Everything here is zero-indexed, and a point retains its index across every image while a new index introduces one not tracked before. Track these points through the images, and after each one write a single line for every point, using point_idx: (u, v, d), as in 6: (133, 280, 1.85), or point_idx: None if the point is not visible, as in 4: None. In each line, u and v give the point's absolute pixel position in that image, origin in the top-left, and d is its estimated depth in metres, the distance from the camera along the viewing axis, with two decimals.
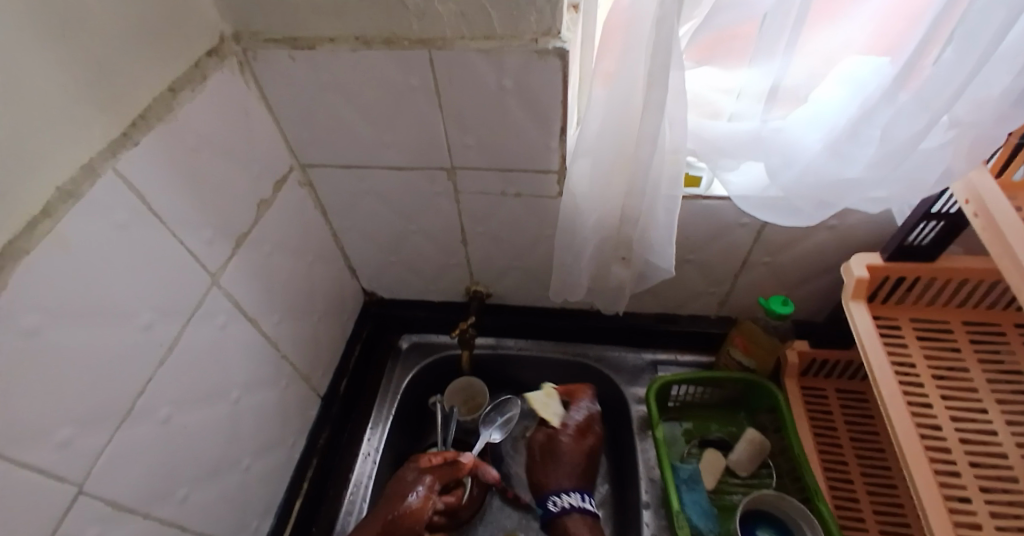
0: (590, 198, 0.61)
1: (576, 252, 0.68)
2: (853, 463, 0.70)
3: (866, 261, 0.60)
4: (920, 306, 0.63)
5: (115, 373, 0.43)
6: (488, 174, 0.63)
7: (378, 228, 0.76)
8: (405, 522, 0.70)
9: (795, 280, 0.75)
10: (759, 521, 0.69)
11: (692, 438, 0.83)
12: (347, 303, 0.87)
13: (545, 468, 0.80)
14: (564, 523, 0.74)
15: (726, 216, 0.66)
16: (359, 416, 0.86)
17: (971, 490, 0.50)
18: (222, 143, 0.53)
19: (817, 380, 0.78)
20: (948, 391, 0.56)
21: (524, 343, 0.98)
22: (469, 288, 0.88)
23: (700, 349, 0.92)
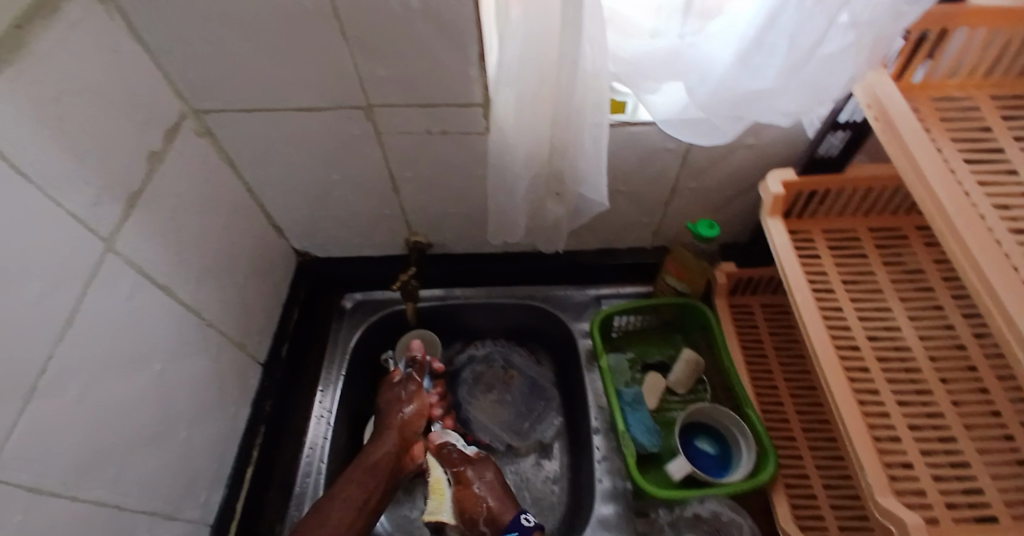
0: (515, 133, 0.59)
1: (509, 191, 0.66)
2: (778, 369, 0.76)
3: (783, 177, 0.62)
4: (831, 218, 0.67)
5: (11, 349, 0.38)
6: (407, 111, 0.60)
7: (298, 178, 0.72)
8: (410, 428, 0.81)
9: (720, 203, 0.77)
10: (696, 433, 0.75)
11: (635, 364, 0.87)
12: (277, 263, 0.83)
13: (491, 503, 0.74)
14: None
15: (653, 142, 0.66)
16: (308, 379, 0.84)
17: (879, 383, 0.55)
18: (92, 83, 0.46)
19: (744, 297, 0.83)
20: (856, 294, 0.61)
21: (470, 291, 0.98)
22: (408, 239, 0.85)
23: (639, 281, 0.96)
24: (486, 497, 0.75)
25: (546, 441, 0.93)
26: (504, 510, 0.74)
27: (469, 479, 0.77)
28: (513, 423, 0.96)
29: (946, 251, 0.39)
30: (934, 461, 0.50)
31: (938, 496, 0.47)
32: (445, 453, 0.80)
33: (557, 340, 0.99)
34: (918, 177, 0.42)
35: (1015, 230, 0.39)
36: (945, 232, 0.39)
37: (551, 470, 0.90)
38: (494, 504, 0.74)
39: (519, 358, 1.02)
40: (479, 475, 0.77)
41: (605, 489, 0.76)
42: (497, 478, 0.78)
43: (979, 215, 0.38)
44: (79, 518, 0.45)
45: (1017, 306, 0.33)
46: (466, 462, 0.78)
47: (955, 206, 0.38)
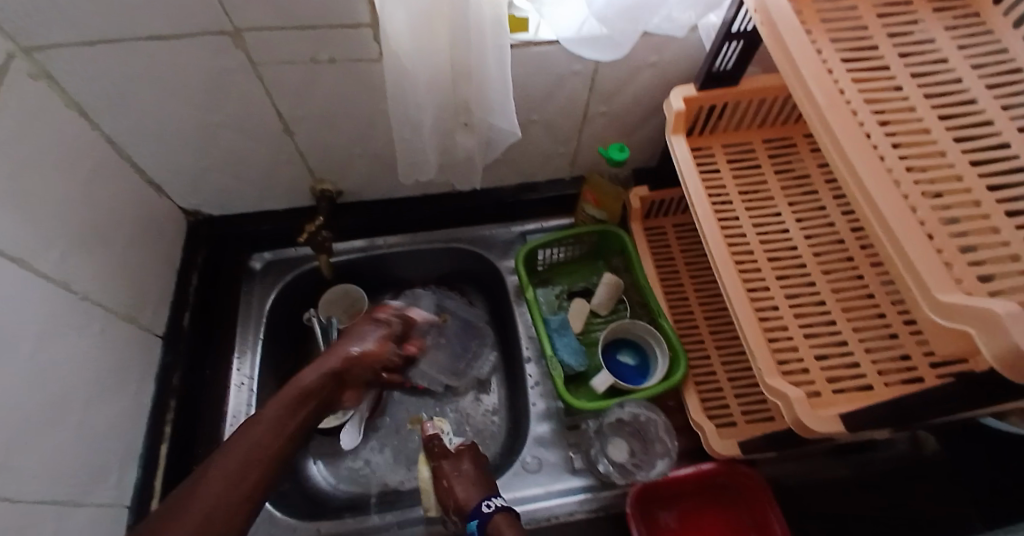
0: (417, 59, 0.54)
1: (415, 125, 0.61)
2: (689, 282, 0.82)
3: (684, 94, 0.64)
4: (729, 133, 0.70)
5: None
6: (288, 36, 0.53)
7: (170, 122, 0.63)
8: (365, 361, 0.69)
9: (630, 127, 0.78)
10: (619, 347, 0.80)
11: (561, 293, 0.90)
12: (162, 225, 0.74)
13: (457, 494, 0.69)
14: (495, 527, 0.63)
15: (559, 64, 0.64)
16: (220, 345, 0.79)
17: (769, 280, 0.60)
18: None
19: (657, 219, 0.87)
20: (751, 203, 0.66)
21: (393, 239, 0.94)
22: (315, 188, 0.79)
23: (561, 213, 0.97)
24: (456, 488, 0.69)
25: (483, 377, 0.95)
26: (467, 498, 0.68)
27: (446, 472, 0.71)
28: (449, 365, 0.97)
29: (818, 144, 0.42)
30: (816, 342, 0.56)
31: (820, 371, 0.53)
32: (427, 445, 0.75)
33: (486, 279, 0.99)
34: (795, 77, 0.43)
35: (879, 121, 0.42)
36: (815, 126, 0.42)
37: (490, 403, 0.93)
38: (461, 496, 0.68)
39: (451, 301, 1.01)
40: (454, 462, 0.72)
41: (540, 411, 0.79)
42: (473, 469, 0.72)
43: (844, 107, 0.41)
44: None
45: (917, 249, 0.33)
46: (444, 456, 0.73)
47: (823, 100, 0.41)
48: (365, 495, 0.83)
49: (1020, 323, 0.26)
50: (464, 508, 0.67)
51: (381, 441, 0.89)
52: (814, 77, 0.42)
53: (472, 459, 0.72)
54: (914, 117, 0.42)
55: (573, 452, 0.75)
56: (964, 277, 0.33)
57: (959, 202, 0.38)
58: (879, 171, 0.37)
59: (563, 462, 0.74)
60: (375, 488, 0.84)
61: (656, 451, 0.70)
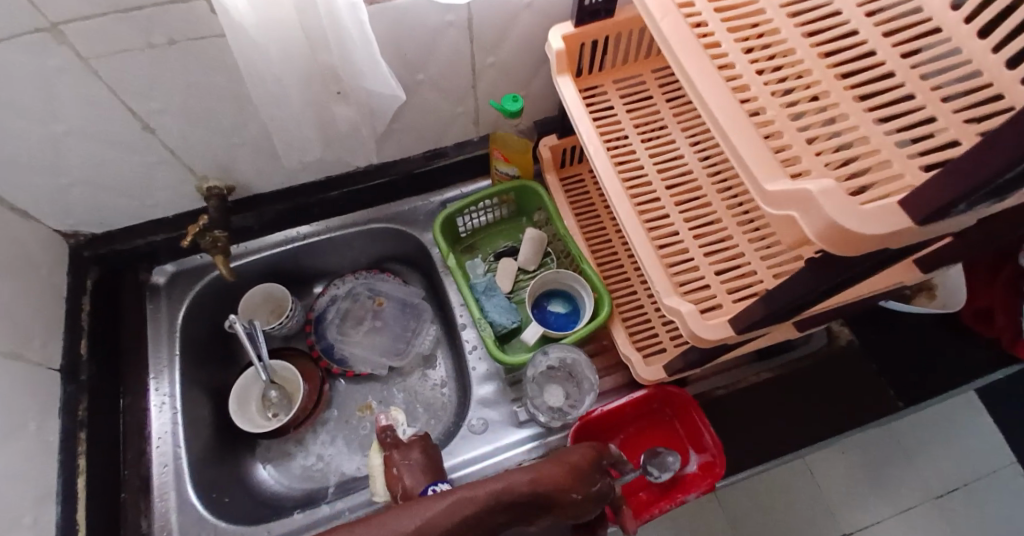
0: (268, 31, 0.50)
1: (282, 104, 0.58)
2: (609, 222, 0.82)
3: (563, 32, 0.62)
4: (618, 68, 0.69)
5: None
6: (111, 22, 0.48)
7: (10, 139, 0.56)
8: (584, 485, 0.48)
9: (525, 76, 0.76)
10: (548, 298, 0.80)
11: (488, 255, 0.89)
12: (37, 255, 0.68)
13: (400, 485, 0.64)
14: None
15: (429, 16, 0.60)
16: (134, 368, 0.76)
17: (668, 207, 0.61)
18: None
19: (574, 167, 0.86)
20: (646, 135, 0.66)
21: (308, 228, 0.91)
22: (201, 188, 0.74)
23: (477, 175, 0.95)
24: (404, 477, 0.64)
25: (426, 352, 0.94)
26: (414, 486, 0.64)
27: (395, 461, 0.67)
28: (392, 346, 0.95)
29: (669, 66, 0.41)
30: (716, 259, 0.57)
31: (720, 285, 0.55)
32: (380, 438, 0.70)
33: (415, 254, 0.98)
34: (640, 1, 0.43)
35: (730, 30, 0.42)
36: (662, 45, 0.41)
37: (437, 377, 0.93)
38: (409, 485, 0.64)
39: (385, 284, 0.98)
40: (404, 452, 0.67)
41: (481, 374, 0.80)
42: (424, 457, 0.67)
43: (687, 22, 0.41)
44: None
45: (750, 150, 0.34)
46: (394, 445, 0.69)
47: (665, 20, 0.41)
48: (322, 489, 0.83)
49: (835, 197, 0.26)
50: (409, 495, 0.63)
51: (330, 434, 0.87)
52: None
53: (423, 449, 0.68)
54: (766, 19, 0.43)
55: (516, 406, 0.76)
56: (813, 168, 0.34)
57: (807, 96, 0.38)
58: (719, 79, 0.38)
59: (508, 417, 0.75)
60: (332, 480, 0.83)
61: (585, 389, 0.71)
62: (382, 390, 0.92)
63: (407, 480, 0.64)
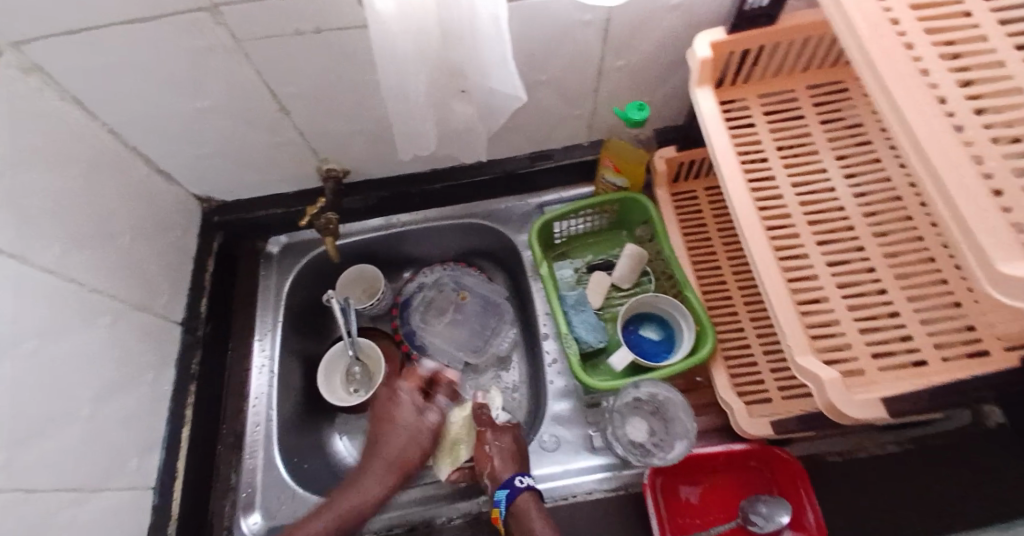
0: (402, 24, 0.49)
1: (407, 97, 0.58)
2: (721, 249, 0.76)
3: (712, 39, 0.57)
4: (766, 80, 0.64)
5: None
6: (260, 8, 0.50)
7: (166, 109, 0.62)
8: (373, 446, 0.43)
9: (652, 82, 0.71)
10: (642, 321, 0.75)
11: (581, 266, 0.86)
12: (173, 215, 0.75)
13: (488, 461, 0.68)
14: (518, 509, 0.61)
15: (563, 15, 0.57)
16: (240, 329, 0.83)
17: (809, 246, 0.55)
18: None
19: (687, 183, 0.81)
20: (791, 160, 0.60)
21: (408, 216, 0.93)
22: (320, 168, 0.78)
23: (581, 181, 0.91)
24: (494, 457, 0.68)
25: (503, 354, 0.93)
26: (502, 468, 0.67)
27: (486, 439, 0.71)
28: (469, 342, 0.95)
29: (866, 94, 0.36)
30: (862, 315, 0.52)
31: (863, 348, 0.50)
32: (476, 414, 0.76)
33: (504, 253, 0.97)
34: (837, 11, 0.38)
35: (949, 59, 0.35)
36: (858, 65, 0.36)
37: (510, 380, 0.92)
38: (498, 466, 0.67)
39: (470, 278, 0.99)
40: (496, 435, 0.71)
41: (558, 389, 0.77)
42: (514, 445, 0.70)
43: (898, 42, 0.35)
44: None
45: (974, 210, 0.28)
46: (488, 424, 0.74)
47: (869, 34, 0.35)
48: None
49: None
50: (495, 476, 0.66)
51: None
52: (864, 17, 0.36)
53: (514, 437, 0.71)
54: (990, 52, 0.36)
55: (592, 431, 0.73)
56: None
57: None
58: (938, 115, 0.32)
59: (582, 440, 0.72)
60: None
61: (677, 433, 0.63)
62: (453, 384, 0.92)
63: (496, 461, 0.67)
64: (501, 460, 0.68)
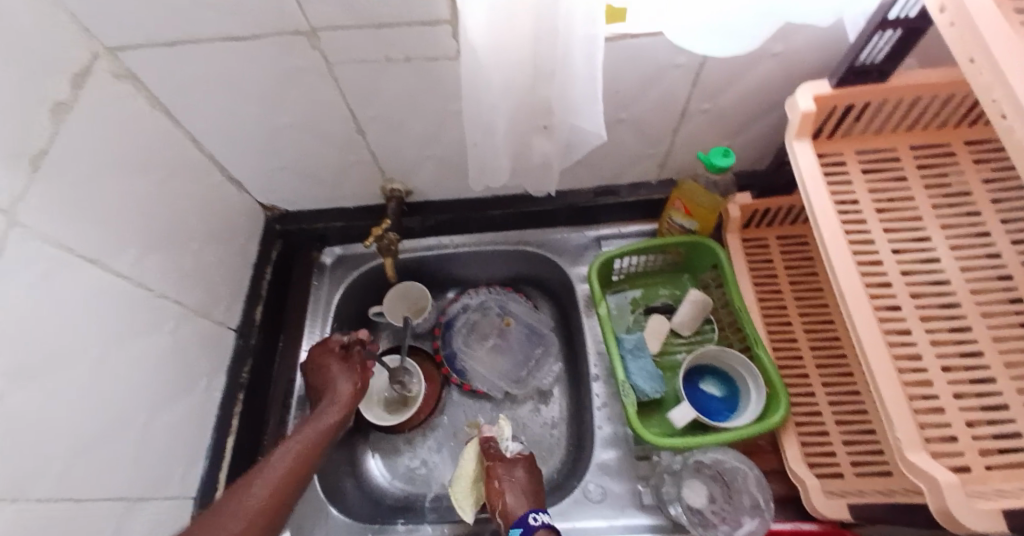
0: (495, 56, 0.48)
1: (486, 129, 0.56)
2: (792, 306, 0.71)
3: (814, 91, 0.54)
4: (867, 135, 0.60)
5: None
6: (360, 35, 0.49)
7: (246, 123, 0.62)
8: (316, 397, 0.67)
9: (735, 127, 0.68)
10: (701, 374, 0.72)
11: (638, 306, 0.82)
12: (239, 223, 0.75)
13: (501, 497, 0.66)
14: None
15: (658, 56, 0.54)
16: (289, 336, 0.82)
17: (910, 321, 0.51)
18: None
19: (760, 230, 0.76)
20: (890, 223, 0.56)
21: (462, 239, 0.91)
22: (384, 188, 0.78)
23: (643, 218, 0.88)
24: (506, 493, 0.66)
25: (545, 388, 0.90)
26: (514, 506, 0.65)
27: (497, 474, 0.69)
28: (510, 371, 0.92)
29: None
30: (967, 404, 0.47)
31: (971, 442, 0.45)
32: (485, 447, 0.73)
33: (554, 283, 0.94)
34: (989, 65, 0.33)
35: None
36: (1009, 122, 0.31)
37: (549, 416, 0.88)
38: (510, 502, 0.65)
39: (515, 305, 0.96)
40: (508, 470, 0.69)
41: (606, 435, 0.74)
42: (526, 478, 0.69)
43: None
44: (27, 523, 0.40)
45: None
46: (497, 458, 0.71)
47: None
48: (420, 497, 0.82)
49: None
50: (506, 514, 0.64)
51: (437, 442, 0.87)
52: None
53: (527, 469, 0.70)
54: None
55: (641, 486, 0.69)
56: None
57: None
58: None
59: (629, 495, 0.69)
60: (431, 489, 0.83)
61: (744, 507, 0.62)
62: (490, 413, 0.89)
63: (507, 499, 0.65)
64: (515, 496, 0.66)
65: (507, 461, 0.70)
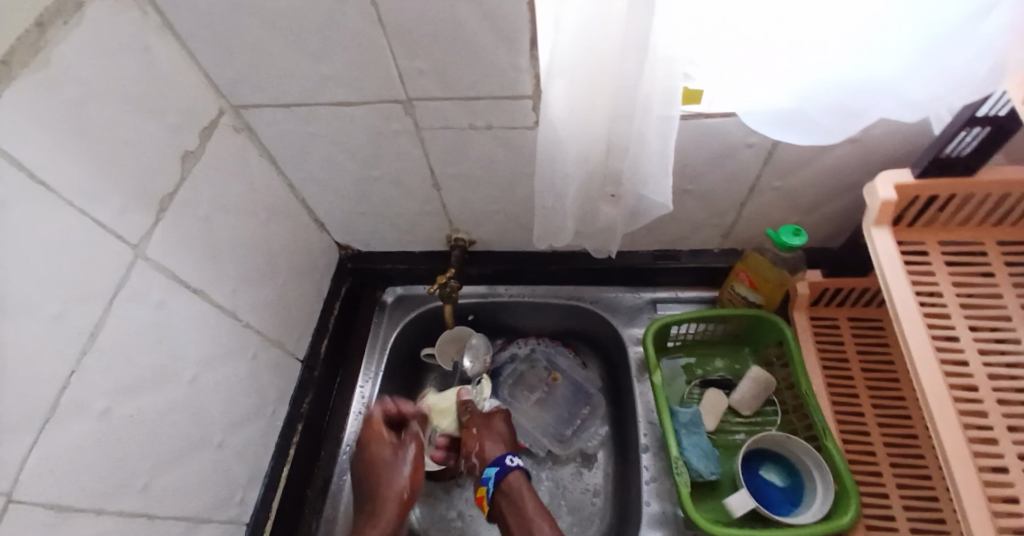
0: (570, 129, 0.51)
1: (557, 194, 0.59)
2: (864, 395, 0.67)
3: (894, 180, 0.52)
4: (950, 226, 0.57)
5: (37, 365, 0.37)
6: (450, 106, 0.54)
7: (337, 174, 0.68)
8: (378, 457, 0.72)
9: (807, 206, 0.67)
10: (763, 460, 0.67)
11: (694, 378, 0.79)
12: (318, 260, 0.81)
13: (479, 442, 0.78)
14: (508, 485, 0.72)
15: (731, 136, 0.56)
16: (348, 369, 0.85)
17: (998, 431, 0.46)
18: (106, 69, 0.41)
19: (830, 309, 0.72)
20: (976, 320, 0.52)
21: (518, 289, 0.93)
22: (449, 236, 0.82)
23: (703, 285, 0.87)
24: (484, 441, 0.78)
25: (589, 451, 0.87)
26: (491, 450, 0.77)
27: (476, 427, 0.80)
28: (554, 429, 0.91)
29: None
30: None
31: None
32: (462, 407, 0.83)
33: (605, 342, 0.92)
34: None
35: None
36: None
37: (592, 482, 0.84)
38: (488, 447, 0.77)
39: (563, 360, 0.95)
40: (485, 427, 0.79)
41: (653, 514, 0.70)
42: (502, 431, 0.80)
43: None
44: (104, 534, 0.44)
45: None
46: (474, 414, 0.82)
47: None
48: None
49: None
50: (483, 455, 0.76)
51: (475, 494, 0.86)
52: None
53: (503, 423, 0.81)
54: None
55: None
56: None
57: None
58: None
59: None
60: None
61: None
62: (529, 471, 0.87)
63: (487, 447, 0.77)
64: (491, 443, 0.77)
65: (484, 415, 0.82)
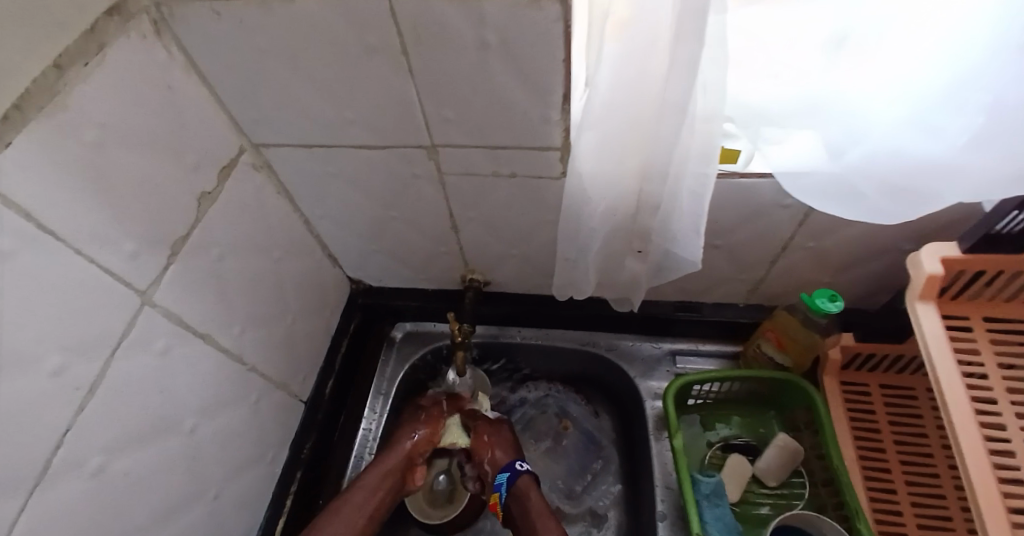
0: (598, 182, 0.49)
1: (581, 246, 0.57)
2: (897, 471, 0.63)
3: (939, 253, 0.50)
4: (997, 302, 0.53)
5: (34, 424, 0.35)
6: (475, 153, 0.53)
7: (355, 213, 0.67)
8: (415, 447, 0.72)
9: (840, 267, 0.64)
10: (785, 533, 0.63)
11: (714, 440, 0.74)
12: (329, 296, 0.79)
13: (487, 447, 0.73)
14: (524, 494, 0.67)
15: (765, 196, 0.54)
16: (351, 406, 0.82)
17: None
18: (128, 114, 0.40)
19: (860, 374, 0.68)
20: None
21: (529, 332, 0.90)
22: (464, 276, 0.79)
23: (725, 339, 0.83)
24: (496, 449, 0.72)
25: (600, 510, 0.82)
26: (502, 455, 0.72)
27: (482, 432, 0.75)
28: (563, 482, 0.86)
29: None
30: None
31: None
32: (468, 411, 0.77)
33: (619, 392, 0.88)
34: None
35: None
36: None
37: None
38: (498, 456, 0.72)
39: (575, 407, 0.92)
40: (494, 433, 0.74)
41: None
42: (510, 436, 0.75)
43: None
44: None
45: None
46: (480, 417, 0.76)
47: None
48: None
49: None
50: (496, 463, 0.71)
51: None
52: None
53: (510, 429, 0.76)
54: None
55: None
56: None
57: None
58: None
59: None
60: None
61: None
62: None
63: (496, 454, 0.72)
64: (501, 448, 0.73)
65: (492, 421, 0.76)
